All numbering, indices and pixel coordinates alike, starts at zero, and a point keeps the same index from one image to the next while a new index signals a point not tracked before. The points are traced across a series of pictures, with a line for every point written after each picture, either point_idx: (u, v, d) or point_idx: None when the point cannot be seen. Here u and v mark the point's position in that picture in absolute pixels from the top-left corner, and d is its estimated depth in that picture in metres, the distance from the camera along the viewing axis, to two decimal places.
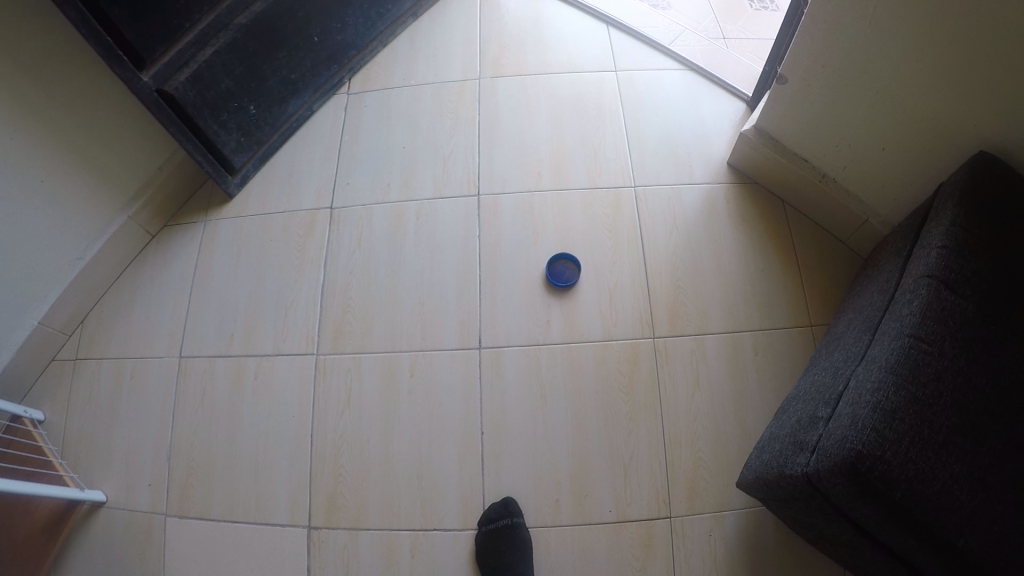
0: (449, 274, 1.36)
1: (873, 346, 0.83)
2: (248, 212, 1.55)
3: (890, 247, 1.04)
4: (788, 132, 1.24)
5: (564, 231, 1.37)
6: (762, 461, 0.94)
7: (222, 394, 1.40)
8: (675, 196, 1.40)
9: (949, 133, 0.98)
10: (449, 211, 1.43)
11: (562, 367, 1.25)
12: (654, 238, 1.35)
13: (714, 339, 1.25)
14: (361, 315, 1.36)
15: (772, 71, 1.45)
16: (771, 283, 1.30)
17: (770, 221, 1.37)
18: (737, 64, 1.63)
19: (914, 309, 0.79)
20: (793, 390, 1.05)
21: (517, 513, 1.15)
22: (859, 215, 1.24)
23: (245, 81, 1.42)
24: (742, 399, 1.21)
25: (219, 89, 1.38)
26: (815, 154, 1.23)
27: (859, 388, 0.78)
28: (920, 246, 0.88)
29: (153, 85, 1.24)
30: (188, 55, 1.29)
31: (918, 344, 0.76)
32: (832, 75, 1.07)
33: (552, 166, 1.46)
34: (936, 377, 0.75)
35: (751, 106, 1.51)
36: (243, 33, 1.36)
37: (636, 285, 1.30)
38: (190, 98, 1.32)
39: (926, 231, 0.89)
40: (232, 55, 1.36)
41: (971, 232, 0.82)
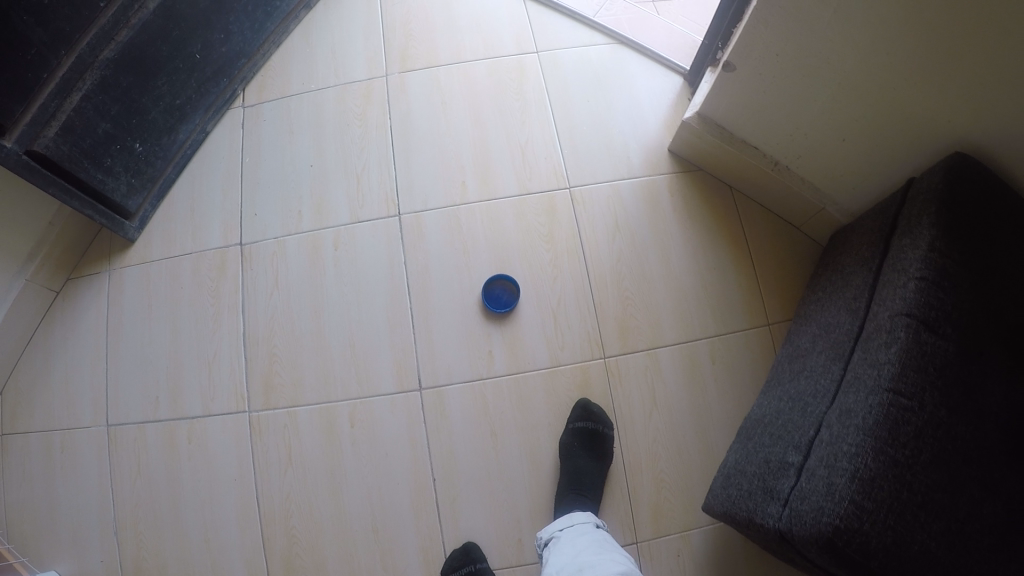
0: (378, 310, 1.23)
1: (845, 390, 0.79)
2: (154, 258, 1.38)
3: (856, 253, 0.98)
4: (738, 119, 1.13)
5: (497, 247, 1.24)
6: (726, 492, 0.91)
7: (165, 460, 1.29)
8: (614, 194, 1.30)
9: (915, 124, 0.90)
10: (370, 236, 1.28)
11: (510, 401, 1.17)
12: (595, 245, 1.25)
13: (667, 352, 1.19)
14: (289, 364, 1.24)
15: (711, 45, 1.32)
16: (723, 282, 1.24)
17: (717, 215, 1.28)
18: (669, 31, 1.52)
19: (891, 356, 0.74)
20: (756, 408, 1.02)
21: (479, 557, 1.09)
22: (816, 203, 1.16)
23: (125, 120, 1.23)
24: (700, 412, 1.17)
25: (97, 135, 1.19)
26: (768, 141, 1.13)
27: (833, 445, 0.74)
28: (894, 271, 0.82)
29: (19, 150, 1.06)
30: (53, 107, 1.10)
31: (897, 397, 0.72)
32: (784, 59, 0.96)
33: (478, 172, 1.32)
34: (915, 433, 0.71)
35: (689, 81, 1.42)
36: (112, 68, 1.17)
37: (582, 301, 1.21)
38: (65, 153, 1.14)
39: (899, 252, 0.83)
40: (105, 95, 1.17)
41: (949, 261, 0.77)
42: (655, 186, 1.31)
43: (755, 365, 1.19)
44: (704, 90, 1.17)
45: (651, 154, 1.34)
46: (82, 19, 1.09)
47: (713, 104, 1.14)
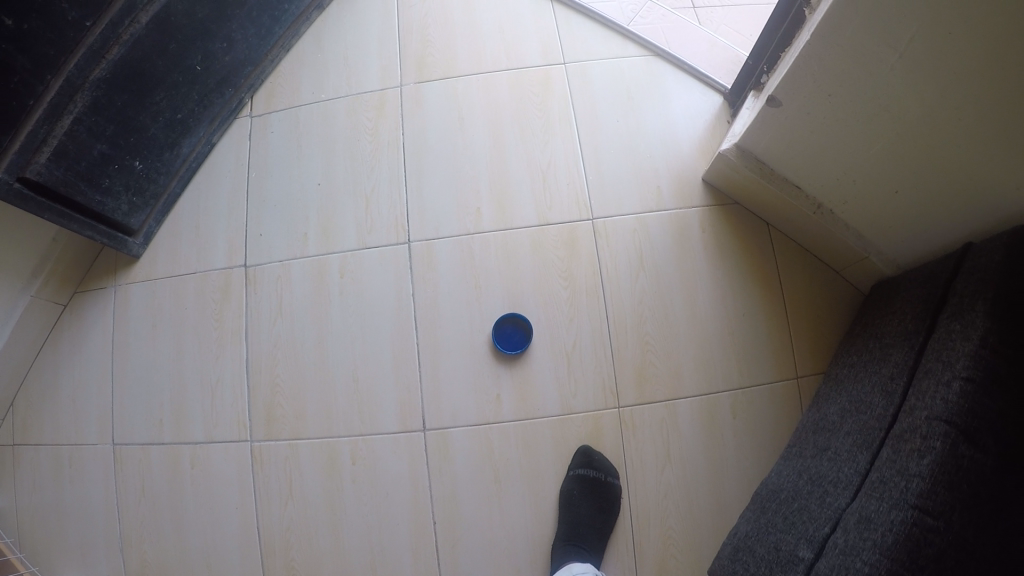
0: (383, 344, 1.17)
1: (868, 491, 0.77)
2: (159, 275, 1.37)
3: (896, 326, 0.93)
4: (780, 154, 1.08)
5: (510, 282, 1.17)
6: (735, 564, 0.91)
7: (170, 480, 1.29)
8: (640, 227, 1.23)
9: (973, 188, 0.85)
10: (378, 264, 1.21)
11: (516, 448, 1.12)
12: (617, 284, 1.19)
13: (686, 404, 1.14)
14: (291, 396, 1.20)
15: (758, 67, 1.23)
16: (751, 327, 1.19)
17: (751, 254, 1.23)
18: (711, 44, 1.42)
19: (921, 468, 0.71)
20: (776, 474, 1.01)
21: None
22: (858, 250, 1.10)
23: (121, 139, 1.24)
24: (717, 467, 1.12)
25: (92, 156, 1.20)
26: (811, 180, 1.07)
27: (847, 555, 0.72)
28: (937, 364, 0.77)
29: (11, 177, 1.09)
30: (42, 132, 1.11)
31: (922, 516, 0.69)
32: (836, 100, 0.90)
33: (494, 198, 1.23)
34: (936, 557, 0.68)
35: (730, 101, 1.34)
36: (103, 89, 1.16)
37: (598, 346, 1.15)
38: (59, 177, 1.16)
39: (945, 344, 0.78)
40: (97, 116, 1.18)
41: (999, 367, 0.72)
42: (686, 221, 1.24)
43: (779, 421, 1.14)
44: (746, 120, 1.12)
45: (682, 181, 1.27)
46: (68, 42, 1.08)
47: (757, 135, 1.08)
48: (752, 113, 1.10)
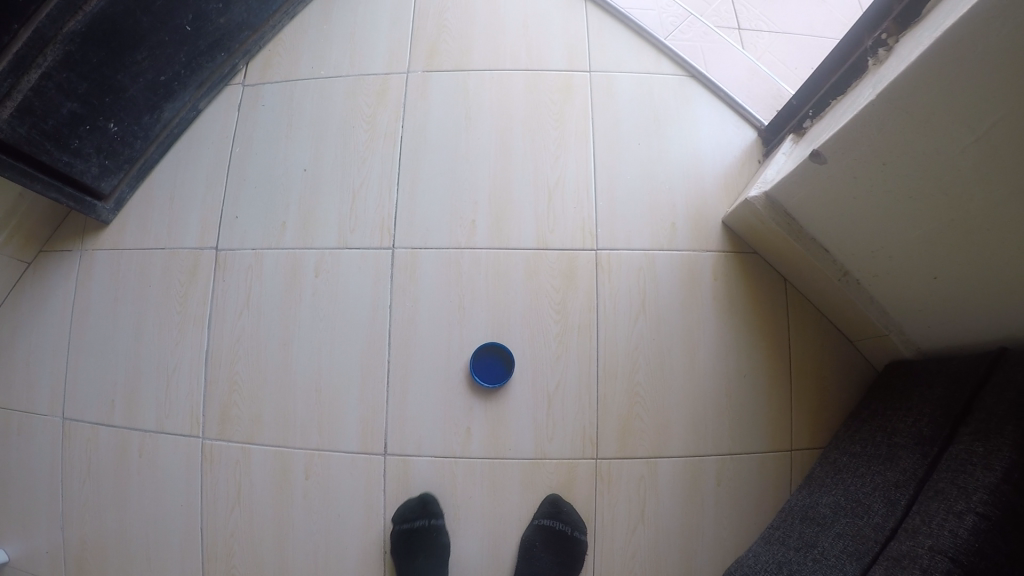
0: (353, 358, 1.08)
1: None
2: (126, 246, 1.28)
3: (906, 437, 1.00)
4: (816, 219, 1.08)
5: (497, 308, 1.08)
6: None
7: (117, 465, 1.22)
8: (647, 264, 1.17)
9: (1010, 294, 0.88)
10: (356, 268, 1.10)
11: (482, 487, 1.07)
12: (612, 325, 1.12)
13: (669, 463, 1.16)
14: (249, 397, 1.12)
15: (802, 110, 1.22)
16: (752, 386, 1.24)
17: (765, 311, 1.28)
18: (752, 75, 1.39)
19: None
20: (754, 552, 1.09)
21: (437, 514, 1.04)
22: (882, 327, 1.15)
23: (95, 98, 1.14)
24: (692, 525, 1.17)
25: (61, 115, 1.10)
26: (844, 252, 1.09)
27: None
28: (951, 494, 0.85)
29: None
30: (5, 85, 0.99)
31: None
32: (889, 182, 0.90)
33: (493, 211, 1.12)
34: None
35: (764, 138, 1.33)
36: (78, 42, 1.05)
37: (583, 390, 1.10)
38: (21, 136, 1.06)
39: (960, 478, 0.85)
40: (69, 72, 1.07)
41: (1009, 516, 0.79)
42: (699, 269, 1.25)
43: (763, 495, 1.20)
44: (788, 165, 1.12)
45: (699, 217, 1.28)
46: None
47: (795, 192, 1.09)
48: (799, 156, 1.10)
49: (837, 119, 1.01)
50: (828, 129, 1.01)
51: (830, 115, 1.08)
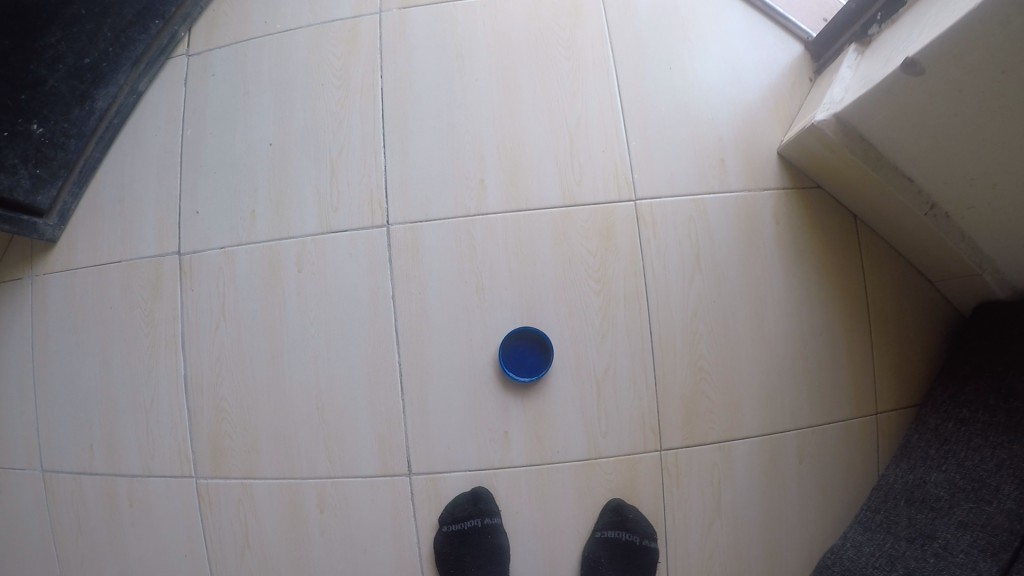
0: (354, 366, 0.87)
1: None
2: (77, 264, 1.09)
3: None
4: (899, 141, 0.86)
5: (524, 285, 0.87)
6: None
7: (108, 517, 1.05)
8: (698, 212, 0.96)
9: None
10: (345, 255, 0.89)
11: (529, 500, 0.87)
12: (664, 289, 0.92)
13: (743, 446, 0.97)
14: (239, 425, 0.93)
15: (864, 13, 0.99)
16: (828, 345, 1.04)
17: (837, 255, 1.07)
18: None
19: None
20: (851, 542, 0.92)
21: (493, 511, 0.86)
22: (973, 268, 0.95)
23: (7, 95, 0.94)
24: (775, 512, 0.99)
25: None
26: (936, 178, 0.87)
27: None
28: None
29: None
30: None
31: None
32: (1009, 86, 0.69)
33: (504, 166, 0.90)
34: None
35: (814, 54, 1.10)
36: None
37: (637, 372, 0.90)
38: None
39: None
40: None
41: None
42: (757, 212, 1.03)
43: (854, 469, 1.02)
44: (856, 89, 0.89)
45: (750, 151, 1.05)
46: None
47: (873, 110, 0.85)
48: (871, 76, 0.86)
49: (926, 20, 0.78)
50: (913, 37, 0.78)
51: (907, 17, 0.85)
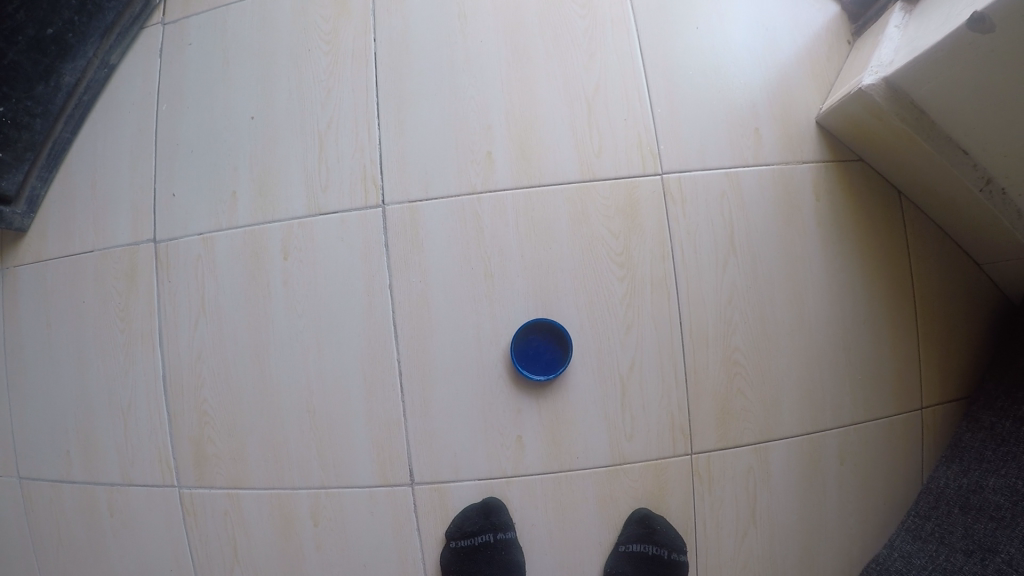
0: (348, 364, 0.77)
1: None
2: (49, 255, 1.00)
3: None
4: (959, 106, 0.74)
5: (539, 270, 0.76)
6: None
7: (89, 528, 0.97)
8: (731, 187, 0.85)
9: None
10: (335, 239, 0.78)
11: (545, 511, 0.77)
12: (696, 274, 0.81)
13: (781, 448, 0.84)
14: (224, 429, 0.85)
15: None
16: (872, 335, 0.92)
17: (881, 235, 0.95)
18: None
19: None
20: (899, 552, 0.83)
21: (506, 524, 0.76)
22: None
23: None
24: (818, 521, 0.86)
25: None
26: (1004, 153, 0.75)
27: None
28: None
29: None
30: None
31: None
32: None
33: (514, 138, 0.79)
34: None
35: (852, 15, 0.98)
36: None
37: (666, 367, 0.79)
38: None
39: None
40: None
41: None
42: (796, 186, 0.91)
43: (902, 472, 0.90)
44: (911, 46, 0.76)
45: (787, 119, 0.92)
46: None
47: (934, 74, 0.72)
48: (931, 28, 0.73)
49: None
50: None
51: None
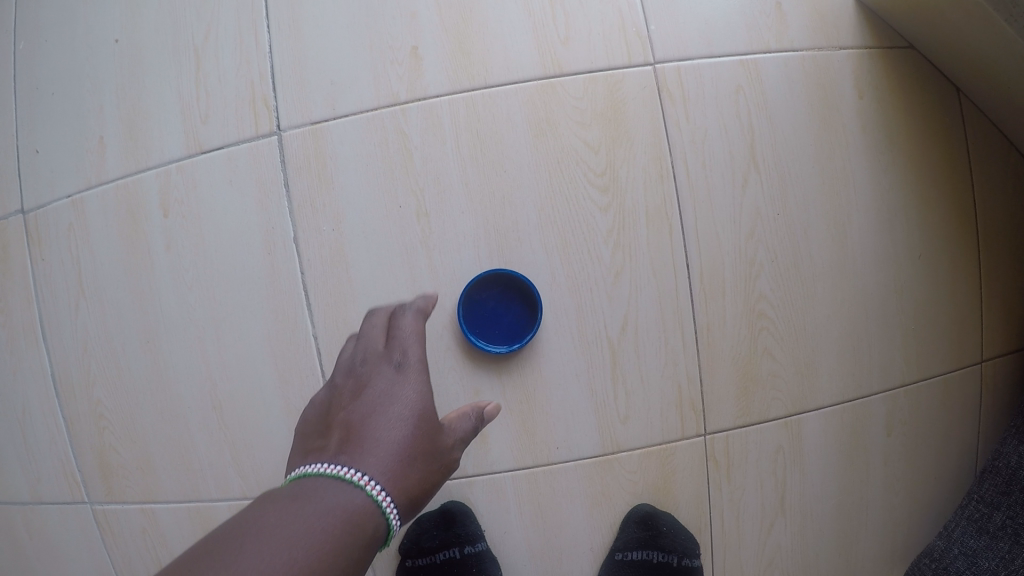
0: (254, 345, 0.60)
1: None
2: None
3: None
4: None
5: (491, 205, 0.57)
6: None
7: None
8: (749, 81, 0.62)
9: None
10: (223, 184, 0.60)
11: (521, 516, 0.60)
12: (705, 199, 0.60)
13: (816, 422, 0.63)
14: (127, 436, 0.67)
15: None
16: (927, 272, 0.68)
17: (935, 143, 0.70)
18: None
19: None
20: (960, 548, 0.61)
21: (475, 535, 0.59)
22: None
23: None
24: (860, 509, 0.66)
25: None
26: None
27: None
28: None
29: None
30: None
31: None
32: None
33: (448, 28, 0.58)
34: None
35: None
36: None
37: (669, 325, 0.60)
38: None
39: None
40: None
41: None
42: (834, 80, 0.67)
43: (970, 443, 0.69)
44: None
45: None
46: None
47: None
48: None
49: None
50: None
51: None
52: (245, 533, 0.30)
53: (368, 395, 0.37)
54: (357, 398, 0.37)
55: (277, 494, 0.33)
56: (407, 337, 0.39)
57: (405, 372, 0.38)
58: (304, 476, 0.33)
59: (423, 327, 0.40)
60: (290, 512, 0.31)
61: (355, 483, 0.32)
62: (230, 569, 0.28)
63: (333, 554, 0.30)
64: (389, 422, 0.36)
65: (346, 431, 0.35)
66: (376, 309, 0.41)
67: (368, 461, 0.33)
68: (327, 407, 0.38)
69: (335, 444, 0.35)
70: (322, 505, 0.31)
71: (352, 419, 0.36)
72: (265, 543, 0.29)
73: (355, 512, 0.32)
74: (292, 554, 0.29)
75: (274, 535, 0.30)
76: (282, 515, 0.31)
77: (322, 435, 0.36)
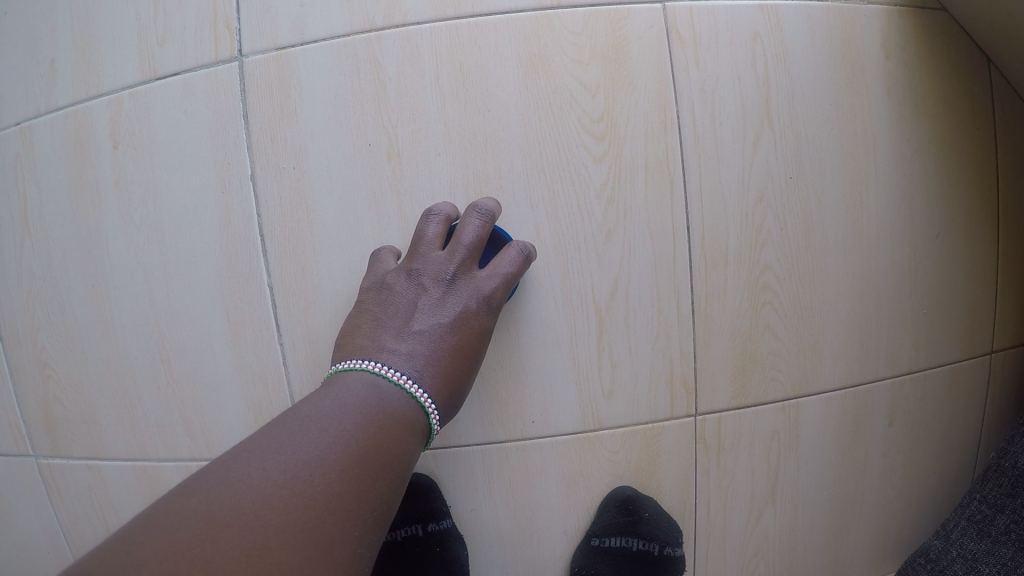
0: (206, 293, 0.54)
1: None
2: None
3: None
4: None
5: (471, 151, 0.51)
6: None
7: None
8: (769, 28, 0.55)
9: None
10: (177, 114, 0.54)
11: (491, 494, 0.55)
12: (710, 156, 0.54)
13: (814, 407, 0.58)
14: (67, 392, 0.61)
15: None
16: (944, 257, 0.62)
17: (963, 115, 0.62)
18: None
19: None
20: (959, 552, 0.56)
21: (440, 512, 0.55)
22: None
23: None
24: (854, 503, 0.61)
25: None
26: None
27: None
28: None
29: None
30: None
31: None
32: None
33: None
34: None
35: None
36: None
37: (662, 294, 0.54)
38: None
39: None
40: None
41: None
42: (860, 37, 0.58)
43: (974, 438, 0.64)
44: None
45: None
46: None
47: None
48: None
49: None
50: None
51: None
52: (337, 410, 0.38)
53: (463, 307, 0.45)
54: (444, 309, 0.45)
55: (354, 380, 0.40)
56: (510, 275, 0.47)
57: (486, 309, 0.46)
58: (381, 377, 0.41)
59: (524, 275, 0.48)
60: (365, 396, 0.39)
61: (419, 400, 0.41)
62: (333, 429, 0.37)
63: (406, 441, 0.39)
64: (472, 339, 0.45)
65: (439, 326, 0.44)
66: (487, 221, 0.46)
67: (445, 369, 0.43)
68: (424, 289, 0.45)
69: (429, 332, 0.43)
70: (394, 399, 0.40)
71: (434, 324, 0.44)
72: (351, 413, 0.38)
73: (415, 421, 0.40)
74: (375, 423, 0.38)
75: (362, 418, 0.38)
76: (355, 396, 0.39)
77: (409, 321, 0.44)
